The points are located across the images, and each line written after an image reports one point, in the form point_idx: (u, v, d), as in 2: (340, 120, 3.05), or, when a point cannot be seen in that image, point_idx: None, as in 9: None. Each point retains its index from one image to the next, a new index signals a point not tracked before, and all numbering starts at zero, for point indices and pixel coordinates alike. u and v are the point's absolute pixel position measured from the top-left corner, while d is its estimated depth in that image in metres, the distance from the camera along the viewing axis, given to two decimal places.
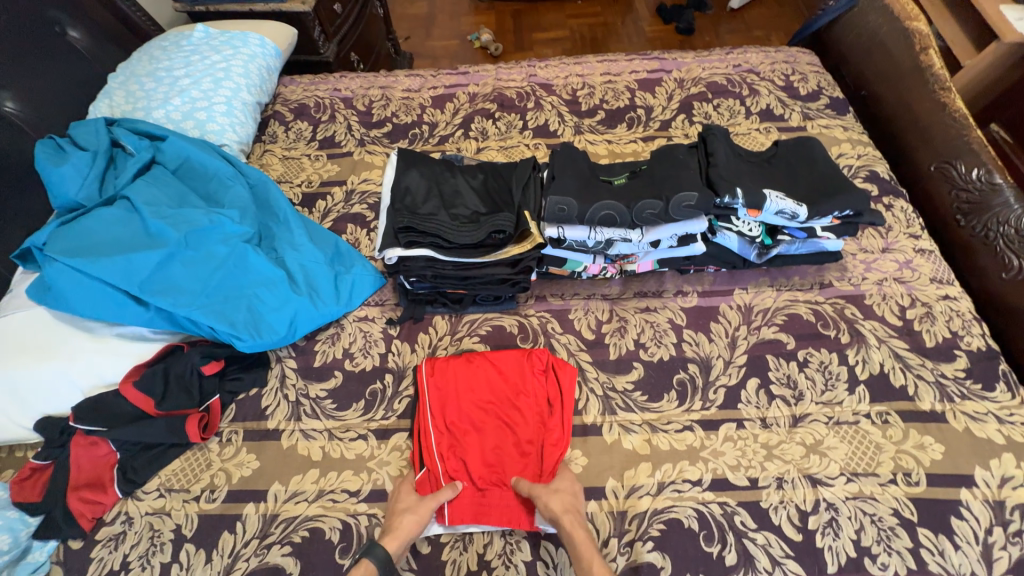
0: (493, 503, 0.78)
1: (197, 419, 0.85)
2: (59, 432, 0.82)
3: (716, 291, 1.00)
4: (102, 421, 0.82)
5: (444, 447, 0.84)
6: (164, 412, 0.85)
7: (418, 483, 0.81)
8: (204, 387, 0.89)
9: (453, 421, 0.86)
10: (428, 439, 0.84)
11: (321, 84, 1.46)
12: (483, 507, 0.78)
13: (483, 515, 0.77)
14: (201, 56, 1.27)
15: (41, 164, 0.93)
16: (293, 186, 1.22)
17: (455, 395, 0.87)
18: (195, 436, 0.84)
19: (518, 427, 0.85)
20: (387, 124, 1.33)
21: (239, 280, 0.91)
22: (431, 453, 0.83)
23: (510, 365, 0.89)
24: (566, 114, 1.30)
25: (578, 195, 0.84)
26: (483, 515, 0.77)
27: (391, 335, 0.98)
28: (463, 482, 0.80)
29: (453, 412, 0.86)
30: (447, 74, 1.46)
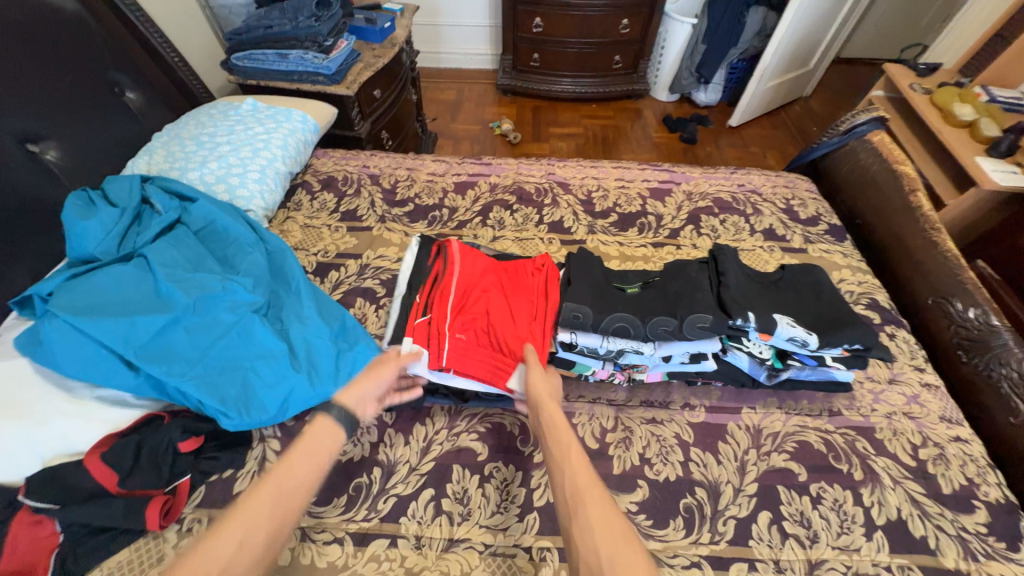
0: (478, 363, 0.82)
1: (160, 503, 0.77)
2: (5, 505, 0.74)
3: (724, 407, 0.98)
4: (55, 496, 0.73)
5: (452, 300, 0.88)
6: (125, 491, 0.77)
7: (411, 327, 0.84)
8: (176, 465, 0.82)
9: (465, 290, 0.90)
10: (438, 294, 0.88)
11: (352, 160, 1.55)
12: (466, 363, 0.82)
13: (463, 363, 0.82)
14: (245, 127, 1.36)
15: (68, 215, 0.94)
16: (309, 254, 1.24)
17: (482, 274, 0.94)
18: (153, 523, 0.75)
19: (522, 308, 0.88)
20: (409, 203, 1.39)
21: (239, 351, 0.88)
22: (438, 305, 0.87)
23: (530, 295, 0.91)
24: (580, 212, 1.37)
25: (594, 303, 0.84)
26: (464, 368, 0.82)
27: (385, 423, 0.93)
28: (459, 337, 0.84)
29: (469, 264, 0.94)
30: (472, 164, 1.56)
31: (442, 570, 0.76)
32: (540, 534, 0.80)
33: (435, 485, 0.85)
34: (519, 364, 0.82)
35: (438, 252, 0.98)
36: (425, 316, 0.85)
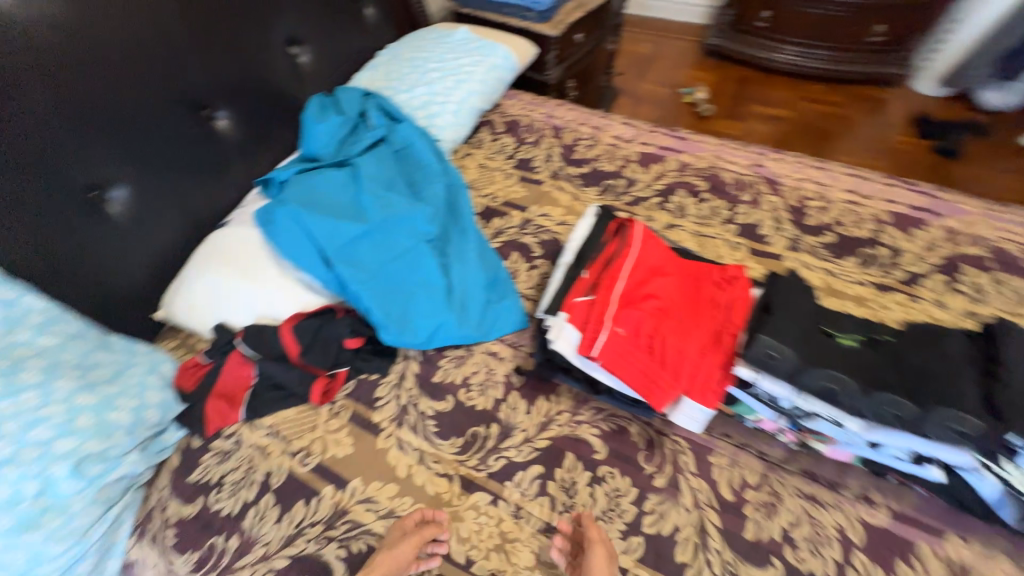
0: (632, 367, 0.74)
1: (323, 383, 0.91)
2: (225, 342, 0.92)
3: (917, 520, 0.75)
4: (258, 348, 0.90)
5: (619, 289, 0.80)
6: (301, 363, 0.91)
7: (570, 303, 0.78)
8: (340, 356, 0.94)
9: (635, 283, 0.82)
10: (608, 278, 0.81)
11: (538, 107, 1.49)
12: (619, 362, 0.74)
13: (616, 362, 0.74)
14: (454, 56, 1.38)
15: (308, 117, 1.08)
16: (480, 195, 1.26)
17: (658, 271, 0.84)
18: (315, 398, 0.91)
19: (695, 323, 0.78)
20: (586, 165, 1.30)
21: (407, 274, 0.94)
22: (604, 289, 0.79)
23: (707, 311, 0.79)
24: (785, 221, 1.12)
25: (799, 347, 0.67)
26: (616, 367, 0.74)
27: (512, 383, 0.93)
28: (618, 330, 0.76)
29: (648, 256, 0.85)
30: (664, 134, 1.38)
31: (533, 549, 0.76)
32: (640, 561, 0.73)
33: (546, 464, 0.83)
34: (677, 386, 0.72)
35: (616, 232, 0.90)
36: (589, 297, 0.79)
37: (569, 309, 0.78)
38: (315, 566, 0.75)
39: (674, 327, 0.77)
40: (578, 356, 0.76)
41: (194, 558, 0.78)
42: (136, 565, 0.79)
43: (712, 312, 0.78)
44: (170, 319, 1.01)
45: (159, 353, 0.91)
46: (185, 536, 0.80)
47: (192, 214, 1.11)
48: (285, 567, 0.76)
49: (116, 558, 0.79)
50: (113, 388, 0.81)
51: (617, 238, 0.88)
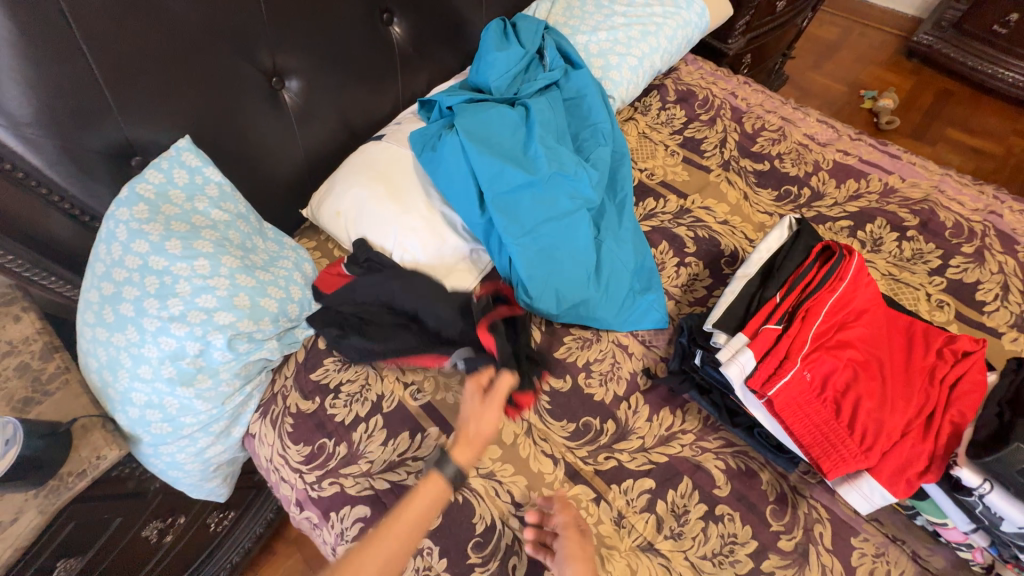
0: (812, 422, 0.63)
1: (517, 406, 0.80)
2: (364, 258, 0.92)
3: None
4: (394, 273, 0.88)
5: (814, 328, 0.67)
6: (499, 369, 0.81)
7: (752, 328, 0.67)
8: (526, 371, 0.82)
9: (834, 324, 0.68)
10: (802, 312, 0.68)
11: (719, 81, 1.29)
12: (796, 412, 0.64)
13: (793, 411, 0.64)
14: (645, 2, 1.21)
15: (489, 42, 0.99)
16: (635, 167, 1.13)
17: (864, 316, 0.69)
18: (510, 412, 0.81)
19: (902, 392, 0.64)
20: (765, 161, 1.12)
21: (560, 240, 0.86)
22: (796, 323, 0.67)
23: (922, 381, 0.65)
24: (1014, 292, 0.90)
25: None
26: (791, 416, 0.64)
27: (638, 384, 0.85)
28: (804, 375, 0.64)
29: (857, 296, 0.70)
30: (870, 146, 1.14)
31: (629, 564, 0.71)
32: None
33: (658, 481, 0.77)
34: (865, 459, 0.61)
35: (820, 256, 0.75)
36: (777, 328, 0.67)
37: (749, 335, 0.67)
38: None
39: (875, 390, 0.64)
40: (746, 390, 0.66)
41: (306, 452, 0.82)
42: (255, 438, 0.87)
43: (929, 389, 0.64)
44: (314, 220, 1.02)
45: (302, 253, 0.95)
46: (300, 429, 0.84)
47: (344, 121, 1.09)
48: (384, 490, 0.78)
49: (240, 427, 0.86)
50: (266, 276, 0.83)
51: (820, 264, 0.73)
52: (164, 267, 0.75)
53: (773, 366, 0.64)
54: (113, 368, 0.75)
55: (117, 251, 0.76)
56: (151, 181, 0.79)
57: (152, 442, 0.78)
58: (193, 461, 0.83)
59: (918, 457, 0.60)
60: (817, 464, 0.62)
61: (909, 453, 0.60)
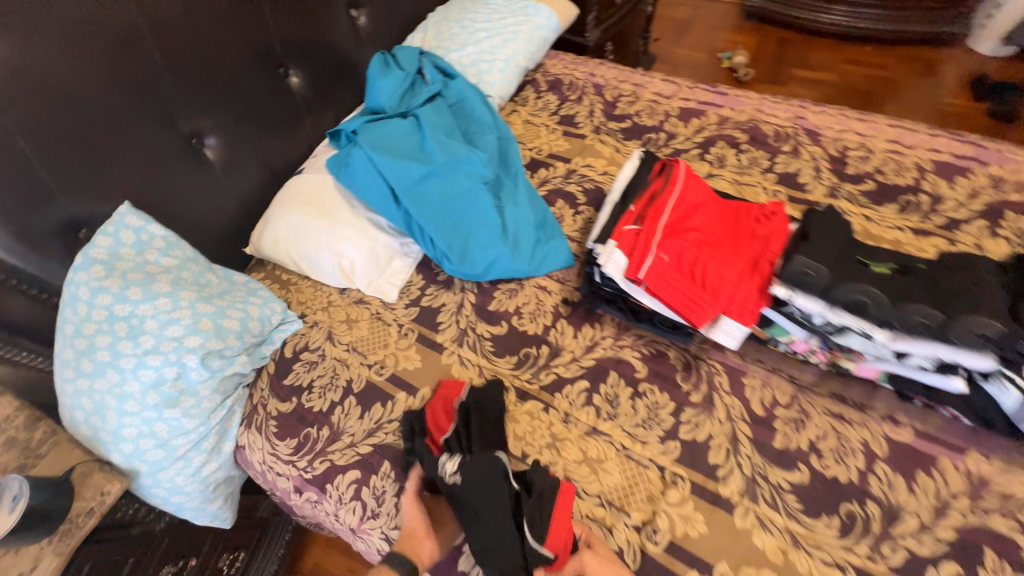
0: (675, 289, 0.82)
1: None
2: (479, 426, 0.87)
3: (941, 438, 0.81)
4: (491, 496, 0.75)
5: (663, 222, 0.87)
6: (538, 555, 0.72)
7: (617, 233, 0.87)
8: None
9: (677, 216, 0.88)
10: (651, 213, 0.88)
11: (580, 66, 1.54)
12: (662, 285, 0.82)
13: (660, 285, 0.82)
14: (500, 16, 1.44)
15: (374, 72, 1.18)
16: (525, 148, 1.33)
17: (699, 205, 0.90)
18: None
19: (733, 251, 0.84)
20: (627, 120, 1.36)
21: (467, 213, 1.04)
22: (648, 222, 0.87)
23: (746, 240, 0.85)
24: (824, 171, 1.15)
25: (833, 265, 0.75)
26: (660, 289, 0.82)
27: (560, 312, 1.02)
28: (661, 256, 0.83)
29: (691, 193, 0.91)
30: (704, 90, 1.40)
31: (581, 448, 0.86)
32: (676, 462, 0.83)
33: (591, 380, 0.93)
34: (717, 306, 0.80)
35: (660, 172, 0.96)
36: (635, 230, 0.87)
37: (616, 239, 0.86)
38: (393, 453, 0.90)
39: (714, 254, 0.84)
40: (625, 280, 0.85)
41: (294, 443, 0.94)
42: (246, 449, 0.97)
43: (752, 244, 0.85)
44: (258, 253, 1.16)
45: (253, 282, 1.07)
46: (284, 427, 0.96)
47: (265, 166, 1.23)
48: (368, 452, 0.90)
49: (230, 441, 0.96)
50: (224, 302, 0.96)
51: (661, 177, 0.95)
52: (130, 312, 0.86)
53: (637, 257, 0.83)
54: (101, 411, 0.84)
55: (83, 310, 0.86)
56: (102, 245, 0.90)
57: (150, 470, 0.87)
58: (193, 481, 0.92)
59: (751, 293, 0.80)
60: (686, 319, 0.81)
61: (745, 292, 0.80)
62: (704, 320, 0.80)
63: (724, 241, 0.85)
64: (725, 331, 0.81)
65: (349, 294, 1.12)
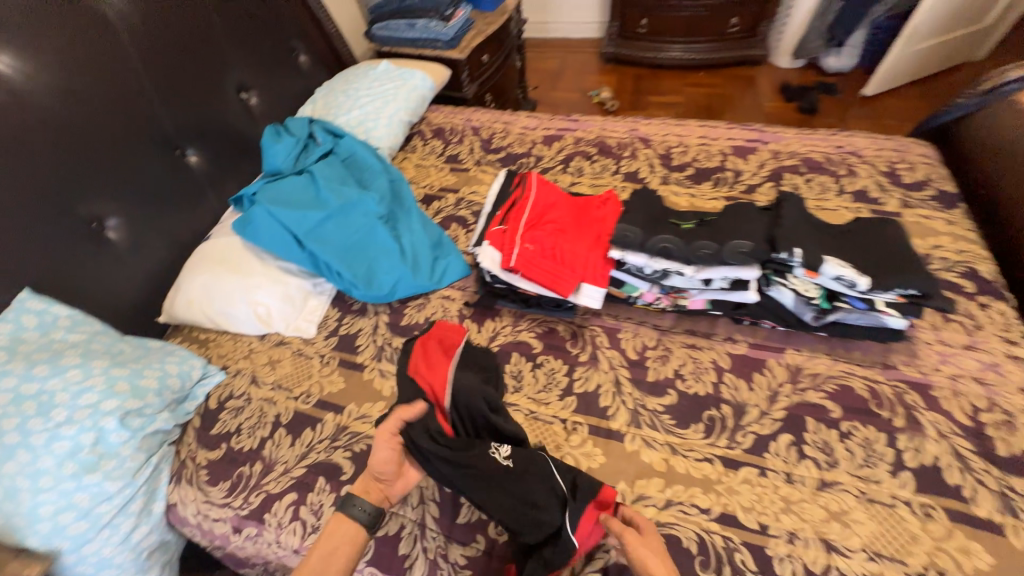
0: (541, 269, 1.00)
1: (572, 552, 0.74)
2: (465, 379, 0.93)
3: (768, 345, 1.03)
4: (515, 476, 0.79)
5: (524, 219, 1.07)
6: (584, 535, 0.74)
7: (489, 235, 1.06)
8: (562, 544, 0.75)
9: (535, 213, 1.09)
10: (514, 215, 1.08)
11: (458, 115, 1.80)
12: (530, 267, 1.01)
13: (529, 268, 1.00)
14: (380, 83, 1.68)
15: (267, 141, 1.33)
16: (419, 187, 1.53)
17: (552, 201, 1.11)
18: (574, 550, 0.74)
19: (582, 231, 1.05)
20: (502, 151, 1.60)
21: (367, 246, 1.19)
22: (512, 221, 1.06)
23: (591, 221, 1.07)
24: (657, 165, 1.44)
25: (643, 225, 0.98)
26: (529, 271, 1.00)
27: (464, 314, 1.17)
28: (526, 245, 1.02)
29: (544, 193, 1.12)
30: (560, 120, 1.70)
31: None
32: (574, 412, 0.98)
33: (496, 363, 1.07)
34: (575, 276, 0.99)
35: (518, 182, 1.17)
36: (502, 229, 1.06)
37: (488, 240, 1.05)
38: (327, 467, 0.97)
39: (567, 236, 1.03)
40: (502, 269, 1.04)
41: (227, 485, 0.97)
42: (177, 505, 0.98)
43: (595, 224, 1.06)
44: (173, 319, 1.21)
45: (169, 345, 1.11)
46: (216, 472, 0.99)
47: (172, 238, 1.30)
48: (303, 473, 0.96)
49: (160, 501, 0.97)
50: (140, 365, 1.00)
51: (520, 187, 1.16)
52: (38, 389, 0.88)
53: (506, 250, 1.02)
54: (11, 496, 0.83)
55: None
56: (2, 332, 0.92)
57: (72, 547, 0.86)
58: (122, 550, 0.91)
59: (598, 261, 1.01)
60: (554, 291, 1.00)
61: (594, 261, 1.00)
62: (568, 288, 0.99)
63: (574, 225, 1.06)
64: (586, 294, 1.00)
65: (269, 339, 1.19)
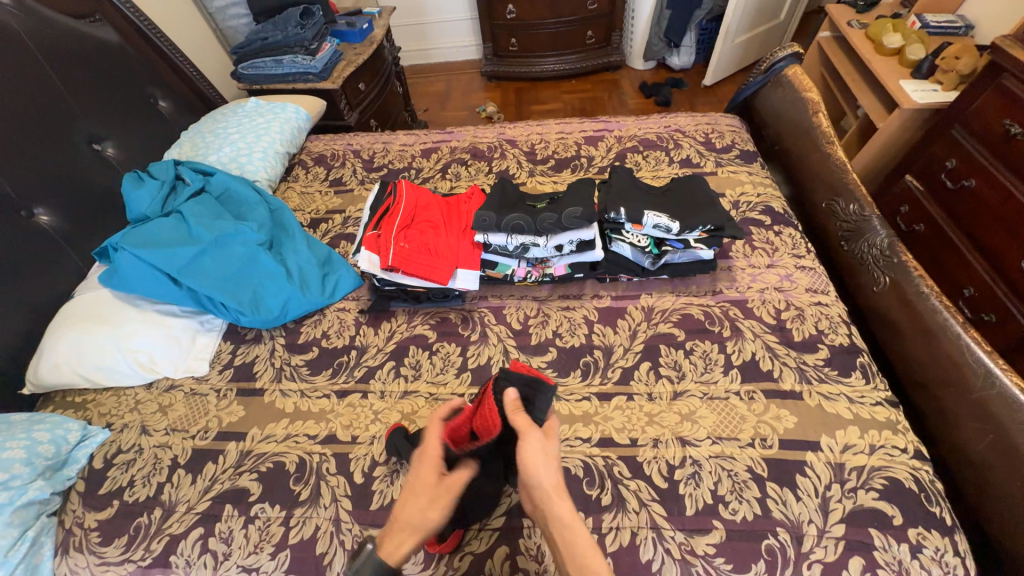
0: (417, 263, 1.10)
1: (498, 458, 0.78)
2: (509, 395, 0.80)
3: (626, 295, 1.21)
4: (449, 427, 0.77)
5: (397, 222, 1.16)
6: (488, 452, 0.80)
7: (365, 242, 1.14)
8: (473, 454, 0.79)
9: (407, 215, 1.19)
10: (387, 220, 1.17)
11: (338, 141, 1.86)
12: (407, 263, 1.10)
13: (406, 264, 1.10)
14: (250, 119, 1.69)
15: (126, 187, 1.29)
16: (305, 213, 1.57)
17: (422, 203, 1.22)
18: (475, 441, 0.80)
19: (450, 225, 1.17)
20: (384, 169, 1.70)
21: (251, 273, 1.21)
22: (385, 226, 1.15)
23: (458, 216, 1.20)
24: (524, 161, 1.62)
25: (497, 210, 1.10)
26: (406, 267, 1.10)
27: (361, 321, 1.23)
28: (400, 245, 1.12)
29: (415, 197, 1.23)
30: (436, 134, 1.83)
31: (399, 409, 1.05)
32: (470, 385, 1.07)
33: (396, 359, 1.14)
34: (449, 264, 1.11)
35: (389, 191, 1.26)
36: (378, 234, 1.15)
37: (365, 246, 1.13)
38: (234, 493, 0.96)
39: (437, 231, 1.15)
40: (382, 270, 1.12)
41: (124, 540, 0.93)
42: None
43: (462, 217, 1.19)
44: (39, 386, 1.12)
45: (37, 414, 1.04)
46: (109, 531, 0.94)
47: (30, 305, 1.21)
48: (209, 506, 0.95)
49: None
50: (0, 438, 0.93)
51: (391, 194, 1.25)
52: None
53: (383, 251, 1.11)
54: None
55: None
56: None
57: None
58: None
59: (469, 250, 1.14)
60: (433, 281, 1.10)
61: (464, 250, 1.14)
62: (444, 277, 1.10)
63: (443, 220, 1.18)
64: (462, 279, 1.12)
65: (158, 386, 1.16)
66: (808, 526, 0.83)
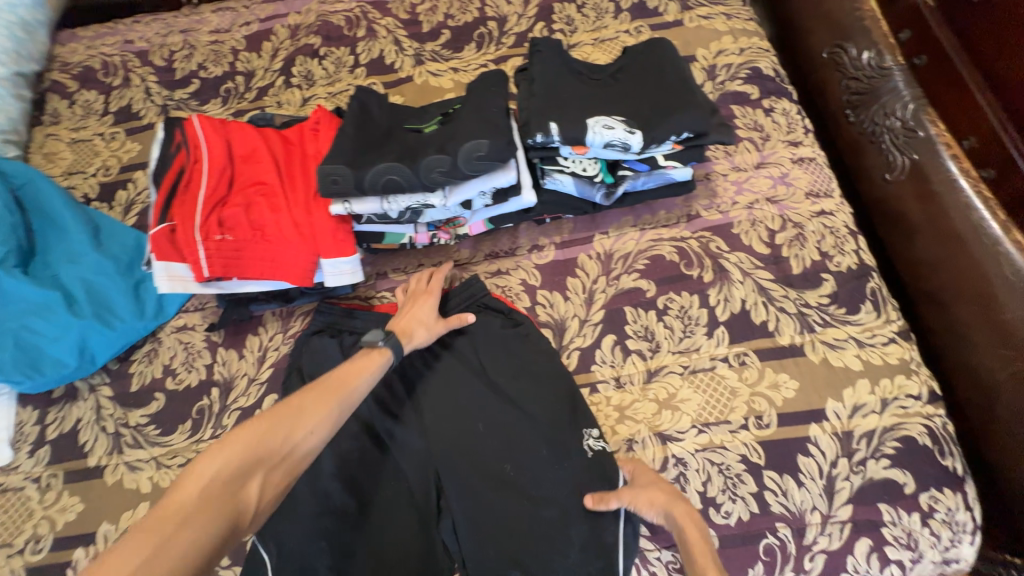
0: (254, 263, 0.71)
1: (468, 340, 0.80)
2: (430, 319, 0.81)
3: (575, 239, 0.89)
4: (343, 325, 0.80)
5: (203, 200, 0.72)
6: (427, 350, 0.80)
7: (153, 242, 0.70)
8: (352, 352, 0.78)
9: (219, 181, 0.74)
10: (191, 197, 0.73)
11: (108, 37, 1.17)
12: (237, 267, 0.71)
13: (236, 268, 0.71)
14: None
15: None
16: (88, 175, 1.03)
17: (240, 154, 0.77)
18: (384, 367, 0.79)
19: (291, 187, 0.74)
20: (193, 80, 1.10)
21: (5, 313, 0.81)
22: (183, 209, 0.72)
23: (303, 167, 0.76)
24: (403, 40, 1.07)
25: (354, 159, 0.68)
26: (237, 273, 0.71)
27: (215, 342, 0.87)
28: (217, 238, 0.70)
29: (225, 146, 0.76)
30: (263, 4, 1.17)
31: None
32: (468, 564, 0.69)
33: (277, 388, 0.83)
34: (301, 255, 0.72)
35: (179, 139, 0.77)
36: (175, 225, 0.71)
37: (156, 251, 0.70)
38: None
39: (273, 203, 0.73)
40: (202, 282, 0.72)
41: None
42: None
43: (308, 169, 0.75)
44: None
45: None
46: None
47: None
48: None
49: None
50: None
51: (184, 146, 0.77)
52: None
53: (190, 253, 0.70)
54: None
55: None
56: None
57: None
58: None
59: (328, 222, 0.73)
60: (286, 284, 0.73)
61: (320, 225, 0.72)
62: (303, 276, 0.72)
63: (278, 180, 0.74)
64: (331, 270, 0.73)
65: None
66: (812, 515, 0.70)
